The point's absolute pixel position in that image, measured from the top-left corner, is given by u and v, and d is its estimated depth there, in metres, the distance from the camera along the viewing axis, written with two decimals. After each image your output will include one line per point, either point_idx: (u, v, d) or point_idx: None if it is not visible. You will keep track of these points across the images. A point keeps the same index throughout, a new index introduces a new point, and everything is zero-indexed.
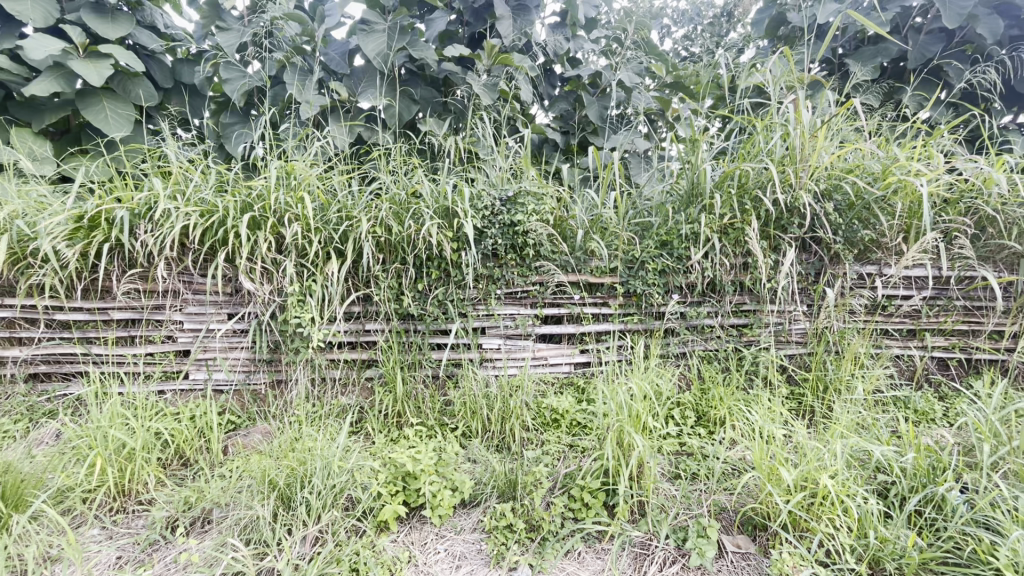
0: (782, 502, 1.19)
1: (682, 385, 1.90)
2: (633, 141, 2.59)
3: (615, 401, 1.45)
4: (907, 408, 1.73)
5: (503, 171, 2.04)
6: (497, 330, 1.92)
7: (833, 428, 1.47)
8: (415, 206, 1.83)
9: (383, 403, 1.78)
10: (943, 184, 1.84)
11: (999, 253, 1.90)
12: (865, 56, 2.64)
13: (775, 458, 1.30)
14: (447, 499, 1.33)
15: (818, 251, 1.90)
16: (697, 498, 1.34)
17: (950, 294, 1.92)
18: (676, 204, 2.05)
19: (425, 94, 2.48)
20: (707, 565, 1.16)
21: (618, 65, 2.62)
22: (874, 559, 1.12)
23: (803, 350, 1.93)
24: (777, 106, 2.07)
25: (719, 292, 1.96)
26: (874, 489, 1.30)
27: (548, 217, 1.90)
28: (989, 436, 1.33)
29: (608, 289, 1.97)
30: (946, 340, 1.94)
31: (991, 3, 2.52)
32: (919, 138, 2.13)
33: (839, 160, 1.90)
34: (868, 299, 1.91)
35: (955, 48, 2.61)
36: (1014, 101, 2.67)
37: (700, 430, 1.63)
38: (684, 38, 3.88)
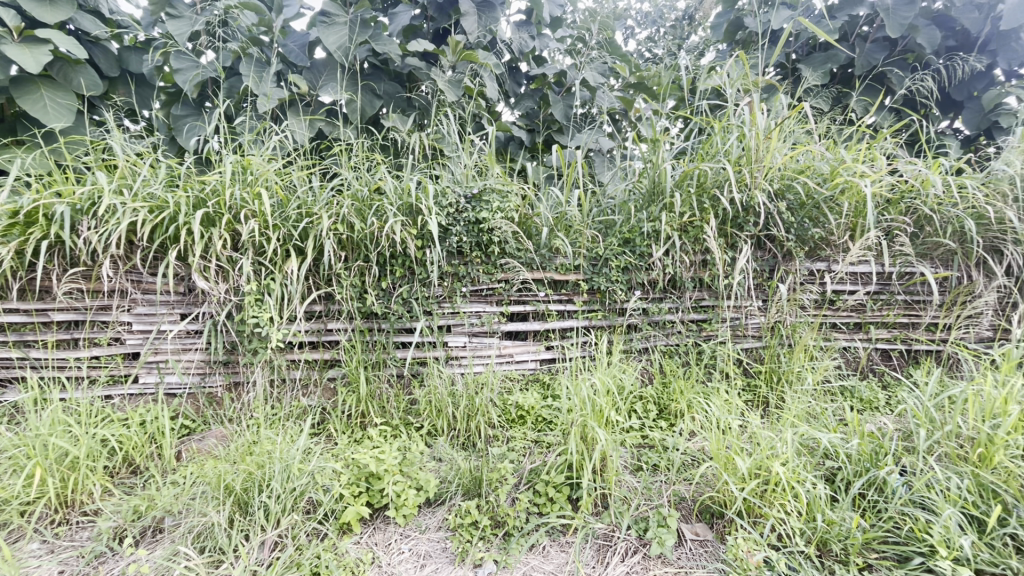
0: (737, 490, 1.24)
1: (644, 379, 1.95)
2: (597, 140, 2.63)
3: (578, 396, 1.48)
4: (853, 397, 1.82)
5: (468, 168, 2.03)
6: (463, 328, 1.92)
7: (784, 417, 1.53)
8: (378, 203, 1.80)
9: (346, 404, 1.74)
10: (885, 185, 1.95)
11: (935, 250, 2.02)
12: (815, 62, 2.77)
13: (730, 448, 1.35)
14: (411, 499, 1.31)
15: (772, 248, 1.98)
16: (657, 489, 1.37)
17: (891, 289, 2.03)
18: (639, 202, 2.09)
19: (389, 89, 2.43)
20: (666, 553, 1.19)
21: (582, 65, 2.65)
22: (822, 541, 1.17)
23: (758, 344, 2.00)
24: (733, 108, 2.14)
25: (679, 288, 2.01)
26: (823, 475, 1.36)
27: (512, 215, 1.90)
28: (925, 422, 1.42)
29: (573, 286, 1.99)
30: (889, 333, 2.05)
31: (930, 14, 2.68)
32: (864, 141, 2.25)
33: (791, 161, 1.99)
34: (817, 294, 2.00)
35: (897, 56, 2.75)
36: (950, 107, 2.84)
37: (661, 423, 1.67)
38: (647, 40, 3.97)
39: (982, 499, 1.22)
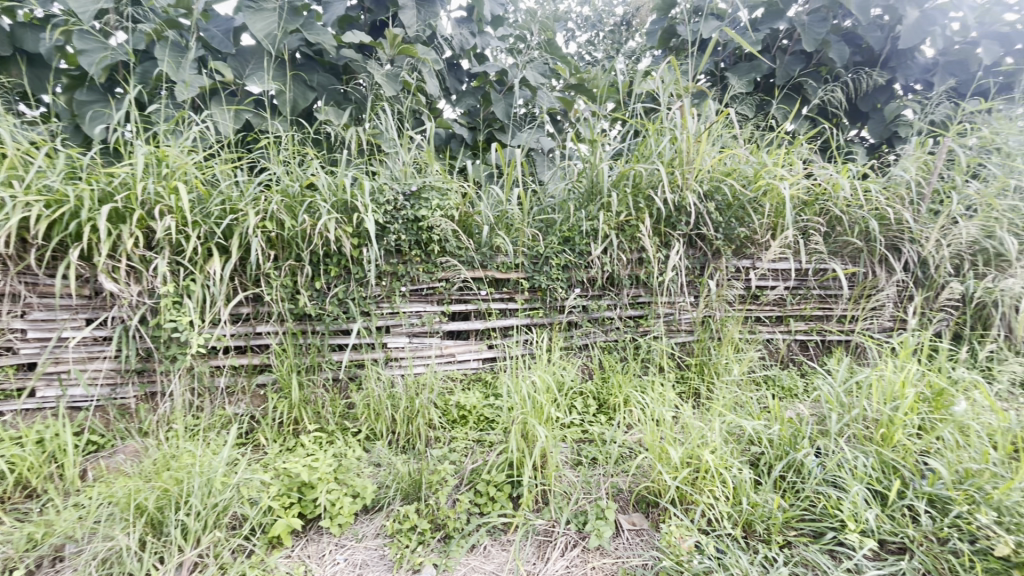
0: (670, 479, 1.29)
1: (583, 375, 1.98)
2: (538, 139, 2.65)
3: (519, 394, 1.49)
4: (775, 385, 1.94)
5: (406, 165, 1.99)
6: (403, 328, 1.87)
7: (713, 407, 1.61)
8: (311, 199, 1.72)
9: (277, 411, 1.65)
10: (801, 187, 2.10)
11: (845, 249, 2.20)
12: (741, 71, 2.94)
13: (664, 439, 1.40)
14: (346, 507, 1.26)
15: (702, 246, 2.08)
16: (595, 482, 1.40)
17: (808, 284, 2.18)
18: (577, 201, 2.13)
19: (323, 80, 2.33)
20: (604, 545, 1.22)
21: (523, 65, 2.66)
22: (747, 522, 1.24)
23: (691, 338, 2.09)
24: (667, 112, 2.23)
25: (617, 285, 2.06)
26: (748, 460, 1.44)
27: (453, 213, 1.88)
28: (836, 406, 1.54)
29: (514, 284, 2.00)
30: (806, 325, 2.20)
31: (840, 31, 2.91)
32: (784, 146, 2.41)
33: (719, 163, 2.09)
34: (743, 289, 2.12)
35: (812, 69, 2.98)
36: (858, 118, 3.10)
37: (599, 417, 1.71)
38: (587, 43, 4.06)
39: (884, 475, 1.34)
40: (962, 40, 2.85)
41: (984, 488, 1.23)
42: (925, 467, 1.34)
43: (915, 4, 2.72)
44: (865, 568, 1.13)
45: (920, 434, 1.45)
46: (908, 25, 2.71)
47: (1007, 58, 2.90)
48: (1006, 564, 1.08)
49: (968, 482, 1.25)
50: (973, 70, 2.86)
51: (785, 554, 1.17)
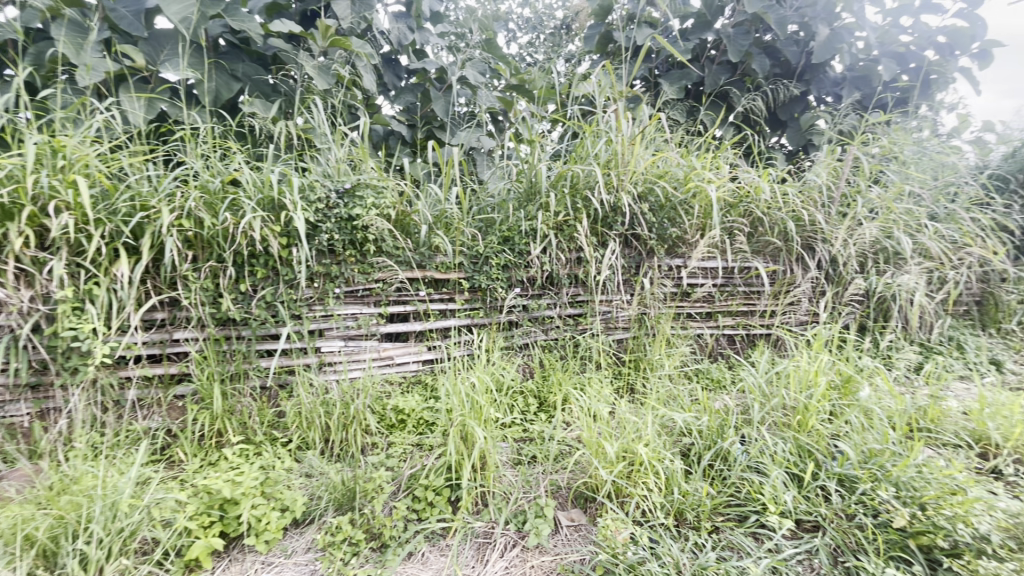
0: (606, 474, 1.32)
1: (524, 374, 1.99)
2: (478, 139, 2.64)
3: (457, 396, 1.47)
4: (705, 378, 2.03)
5: (340, 161, 1.91)
6: (337, 332, 1.80)
7: (648, 402, 1.67)
8: (233, 196, 1.61)
9: (198, 423, 1.54)
10: (726, 190, 2.22)
11: (766, 248, 2.35)
12: (673, 78, 3.07)
13: (601, 434, 1.44)
14: (274, 523, 1.19)
15: (637, 246, 2.15)
16: (534, 480, 1.41)
17: (734, 282, 2.29)
18: (516, 201, 2.14)
19: (249, 70, 2.20)
20: (543, 543, 1.22)
21: (463, 63, 2.64)
22: (679, 512, 1.29)
23: (628, 334, 2.15)
24: (603, 115, 2.29)
25: (557, 284, 2.09)
26: (680, 450, 1.50)
27: (389, 212, 1.83)
28: (759, 397, 1.65)
29: (454, 285, 1.98)
30: (733, 320, 2.30)
31: (761, 45, 3.11)
32: (711, 151, 2.54)
33: (652, 165, 2.18)
34: (675, 287, 2.21)
35: (737, 78, 3.16)
36: (777, 126, 3.32)
37: (538, 416, 1.72)
38: (528, 45, 4.10)
39: (800, 459, 1.44)
40: (866, 57, 3.13)
41: (884, 465, 1.35)
42: (835, 449, 1.45)
43: (826, 23, 2.93)
44: (784, 548, 1.20)
45: (831, 419, 1.58)
46: (819, 41, 2.91)
47: (902, 75, 3.21)
48: (903, 535, 1.19)
49: (872, 461, 1.37)
50: (875, 85, 3.14)
51: (713, 539, 1.22)
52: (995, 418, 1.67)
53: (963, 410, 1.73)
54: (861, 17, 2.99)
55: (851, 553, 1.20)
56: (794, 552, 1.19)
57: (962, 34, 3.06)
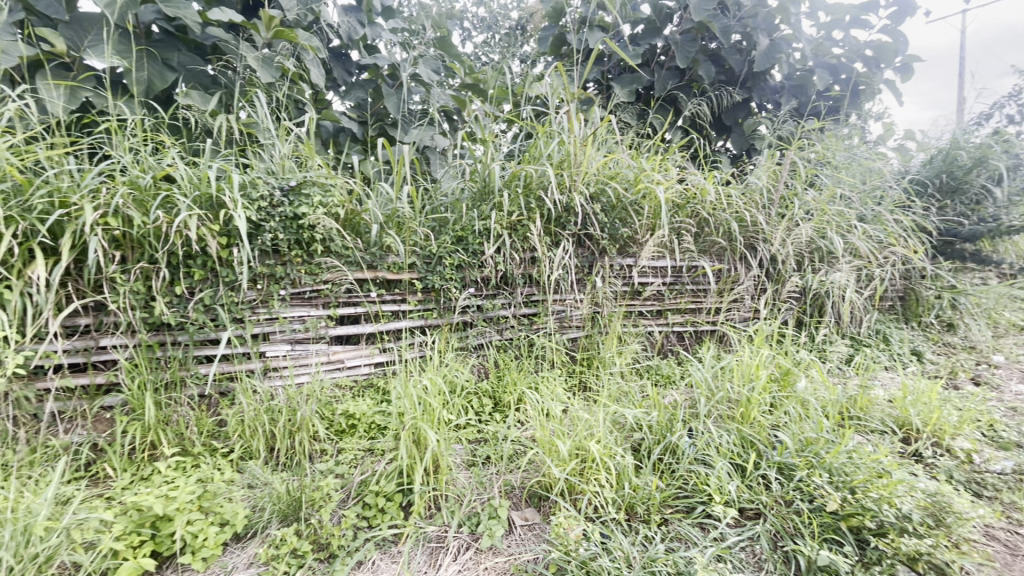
0: (559, 472, 1.33)
1: (479, 374, 1.98)
2: (432, 137, 2.60)
3: (409, 398, 1.44)
4: (655, 374, 2.08)
5: (285, 158, 1.84)
6: (283, 335, 1.73)
7: (600, 399, 1.70)
8: (167, 193, 1.52)
9: (128, 436, 1.43)
10: (674, 192, 2.30)
11: (712, 248, 2.44)
12: (624, 81, 3.14)
13: (554, 433, 1.45)
14: (212, 538, 1.13)
15: (590, 245, 2.18)
16: (487, 482, 1.40)
17: (682, 280, 2.36)
18: (470, 201, 2.12)
19: (185, 60, 2.08)
20: (496, 543, 1.22)
21: (415, 60, 2.59)
22: (630, 506, 1.32)
23: (582, 333, 2.17)
24: (555, 116, 2.31)
25: (511, 284, 2.09)
26: (631, 446, 1.53)
27: (337, 211, 1.78)
28: (705, 391, 1.71)
29: (406, 285, 1.94)
30: (681, 317, 2.37)
31: (707, 52, 3.23)
32: (660, 153, 2.61)
33: (604, 167, 2.22)
34: (627, 286, 2.25)
35: (685, 84, 3.27)
36: (722, 130, 3.46)
37: (493, 416, 1.71)
38: (483, 44, 4.09)
39: (743, 450, 1.50)
40: (802, 67, 3.31)
41: (819, 452, 1.43)
42: (775, 439, 1.53)
43: (766, 34, 3.08)
44: (728, 536, 1.25)
45: (771, 410, 1.66)
46: (760, 51, 3.05)
47: (835, 85, 3.42)
48: (835, 518, 1.26)
49: (809, 449, 1.45)
50: (810, 93, 3.33)
51: (662, 531, 1.25)
52: (916, 405, 1.80)
53: (888, 398, 1.86)
54: (798, 29, 3.16)
55: (789, 537, 1.26)
56: (737, 540, 1.24)
57: (886, 49, 3.29)
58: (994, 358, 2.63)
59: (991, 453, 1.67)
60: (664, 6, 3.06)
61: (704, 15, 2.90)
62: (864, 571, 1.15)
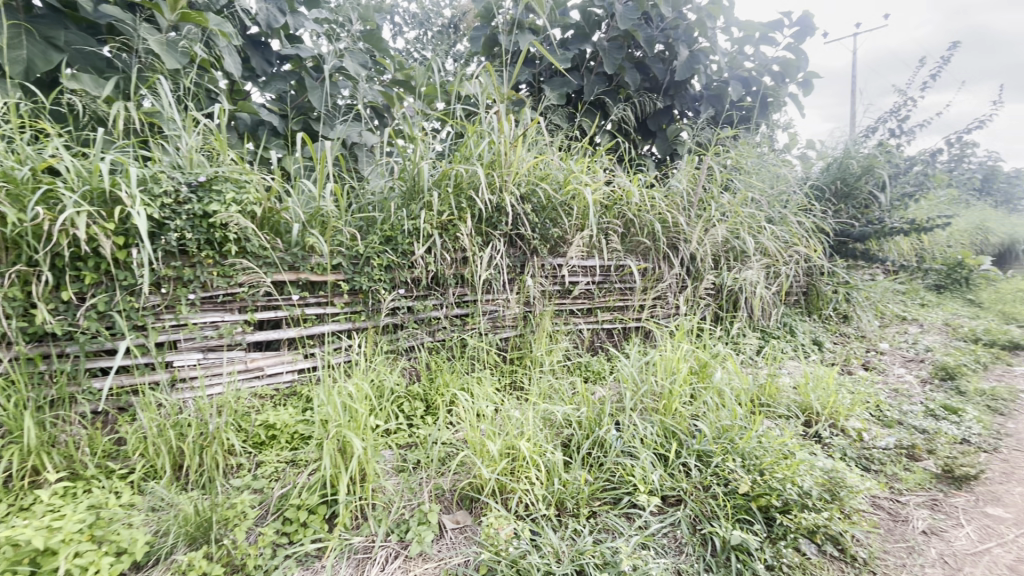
0: (489, 472, 1.33)
1: (411, 377, 1.94)
2: (359, 133, 2.51)
3: (333, 405, 1.38)
4: (586, 370, 2.13)
5: (194, 151, 1.70)
6: (193, 343, 1.60)
7: (532, 397, 1.71)
8: (49, 187, 1.36)
9: (3, 462, 1.26)
10: (601, 194, 2.38)
11: (638, 247, 2.55)
12: (555, 84, 3.20)
13: (485, 433, 1.44)
14: (105, 571, 1.02)
15: (521, 245, 2.20)
16: (417, 487, 1.37)
17: (610, 279, 2.44)
18: (399, 200, 2.07)
19: (75, 39, 1.86)
20: (426, 549, 1.20)
21: (341, 52, 2.49)
22: (559, 501, 1.34)
23: (515, 332, 2.18)
24: (486, 116, 2.31)
25: (443, 284, 2.06)
26: (561, 442, 1.56)
27: (253, 209, 1.67)
28: (631, 384, 1.78)
29: (332, 287, 1.86)
30: (610, 315, 2.44)
31: (633, 60, 3.37)
32: (589, 156, 2.69)
33: (534, 168, 2.25)
34: (558, 284, 2.29)
35: (613, 89, 3.39)
36: (646, 135, 3.62)
37: (424, 419, 1.67)
38: (414, 40, 4.02)
39: (665, 440, 1.58)
40: (718, 79, 3.53)
41: (733, 438, 1.54)
42: (694, 428, 1.62)
43: (686, 45, 3.25)
44: (651, 523, 1.30)
45: (690, 401, 1.75)
46: (680, 62, 3.22)
47: (747, 97, 3.68)
48: (747, 499, 1.34)
49: (724, 436, 1.55)
50: (725, 103, 3.56)
51: (591, 524, 1.29)
52: (816, 390, 1.98)
53: (793, 385, 2.03)
54: (715, 42, 3.36)
55: (707, 520, 1.33)
56: (660, 526, 1.30)
57: (790, 65, 3.59)
58: (880, 345, 2.95)
59: (876, 431, 1.87)
60: (592, 13, 3.14)
61: (629, 24, 3.02)
62: (771, 546, 1.24)
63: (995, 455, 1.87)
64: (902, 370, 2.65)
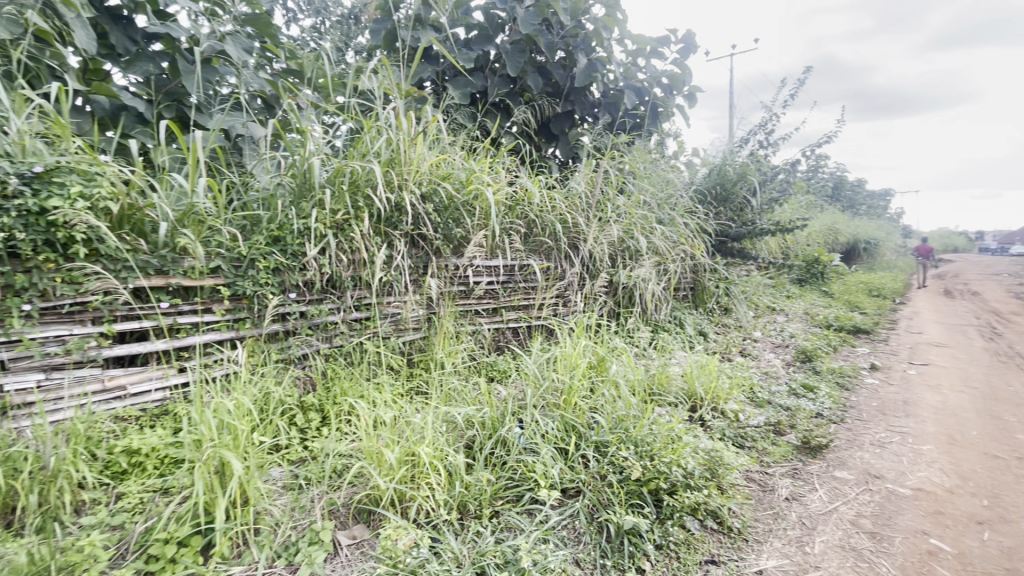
0: (385, 482, 1.27)
1: (305, 387, 1.81)
2: (243, 123, 2.28)
3: (208, 423, 1.25)
4: (490, 370, 2.14)
5: (27, 136, 1.45)
6: (30, 362, 1.36)
7: (435, 401, 1.68)
8: None
9: None
10: (503, 194, 2.40)
11: (540, 247, 2.61)
12: (459, 84, 3.18)
13: (383, 441, 1.38)
14: None
15: (424, 246, 2.16)
16: (308, 505, 1.28)
17: (515, 279, 2.47)
18: (288, 198, 1.93)
19: None
20: (317, 571, 1.12)
21: (221, 35, 2.25)
22: (461, 504, 1.33)
23: (418, 335, 2.13)
24: (383, 112, 2.24)
25: (339, 287, 1.95)
26: (464, 443, 1.54)
27: (109, 205, 1.47)
28: (533, 381, 1.81)
29: (210, 292, 1.68)
30: (516, 314, 2.46)
31: (535, 64, 3.45)
32: (492, 156, 2.71)
33: (436, 167, 2.22)
34: (463, 285, 2.28)
35: (515, 92, 3.44)
36: (549, 138, 3.72)
37: (318, 431, 1.57)
38: (311, 28, 3.80)
39: (566, 434, 1.62)
40: (614, 87, 3.72)
41: (627, 428, 1.62)
42: (592, 420, 1.69)
43: (584, 53, 3.39)
44: (550, 517, 1.33)
45: (590, 394, 1.83)
46: (579, 69, 3.35)
47: (640, 106, 3.91)
48: (638, 485, 1.43)
49: (619, 426, 1.64)
50: (621, 111, 3.76)
51: (492, 524, 1.29)
52: (700, 376, 2.16)
53: (681, 372, 2.20)
54: (611, 52, 3.54)
55: (603, 508, 1.39)
56: (559, 519, 1.33)
57: (677, 79, 3.88)
58: (754, 334, 3.30)
59: (750, 411, 2.09)
60: (495, 15, 3.18)
61: (530, 29, 3.09)
62: (660, 526, 1.35)
63: (842, 425, 2.17)
64: (771, 355, 2.98)
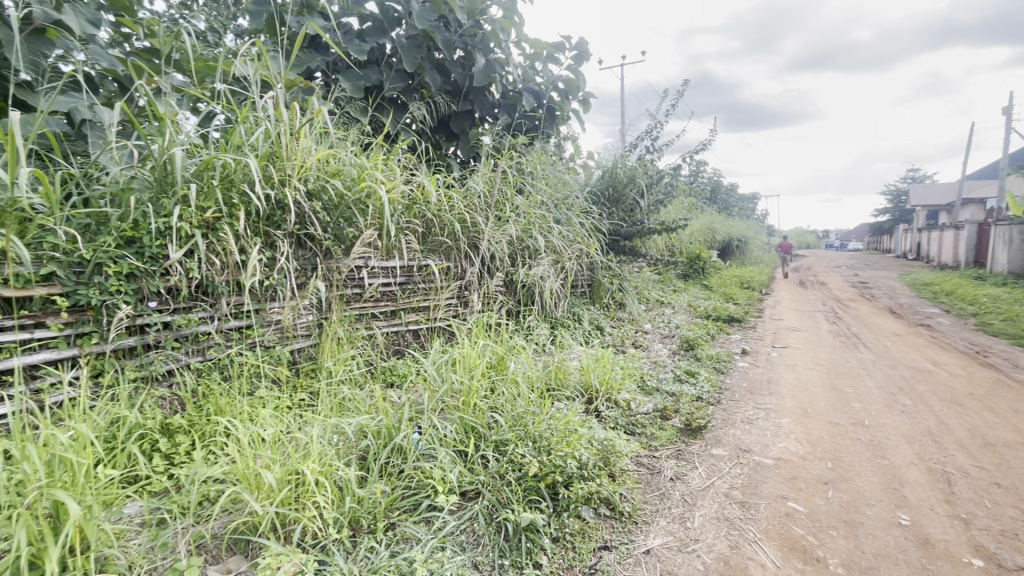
0: (264, 507, 1.16)
1: (172, 408, 1.61)
2: (88, 106, 1.95)
3: (33, 459, 1.04)
4: (388, 375, 2.06)
5: None
6: None
7: (324, 412, 1.58)
8: None
9: None
10: (399, 192, 2.33)
11: (439, 247, 2.57)
12: (352, 76, 3.03)
13: (261, 462, 1.26)
14: None
15: (311, 247, 2.02)
16: (171, 542, 1.13)
17: (413, 279, 2.41)
18: (146, 193, 1.70)
19: None
20: None
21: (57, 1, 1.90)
22: (354, 520, 1.26)
23: (308, 342, 1.99)
24: (261, 101, 2.05)
25: (212, 293, 1.76)
26: (356, 456, 1.46)
27: None
28: (433, 384, 1.77)
29: (41, 304, 1.41)
30: (416, 316, 2.40)
31: (432, 60, 3.38)
32: (387, 153, 2.61)
33: (323, 163, 2.09)
34: (357, 288, 2.17)
35: (413, 88, 3.35)
36: (448, 136, 3.67)
37: (186, 456, 1.40)
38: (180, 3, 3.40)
39: (465, 436, 1.61)
40: (513, 89, 3.77)
41: (526, 424, 1.65)
42: (492, 420, 1.69)
43: (482, 54, 3.40)
44: (448, 522, 1.30)
45: (489, 393, 1.83)
46: (477, 69, 3.35)
47: (538, 108, 4.01)
48: (536, 480, 1.45)
49: (518, 423, 1.66)
50: (519, 112, 3.82)
51: (387, 537, 1.24)
52: (596, 369, 2.27)
53: (578, 366, 2.29)
54: (509, 54, 3.58)
55: (502, 507, 1.39)
56: (457, 524, 1.31)
57: (573, 85, 4.04)
58: (644, 326, 3.54)
59: (640, 399, 2.24)
60: (390, 8, 3.06)
61: (426, 25, 3.01)
62: (556, 519, 1.38)
63: (718, 406, 2.40)
64: (659, 346, 3.22)
